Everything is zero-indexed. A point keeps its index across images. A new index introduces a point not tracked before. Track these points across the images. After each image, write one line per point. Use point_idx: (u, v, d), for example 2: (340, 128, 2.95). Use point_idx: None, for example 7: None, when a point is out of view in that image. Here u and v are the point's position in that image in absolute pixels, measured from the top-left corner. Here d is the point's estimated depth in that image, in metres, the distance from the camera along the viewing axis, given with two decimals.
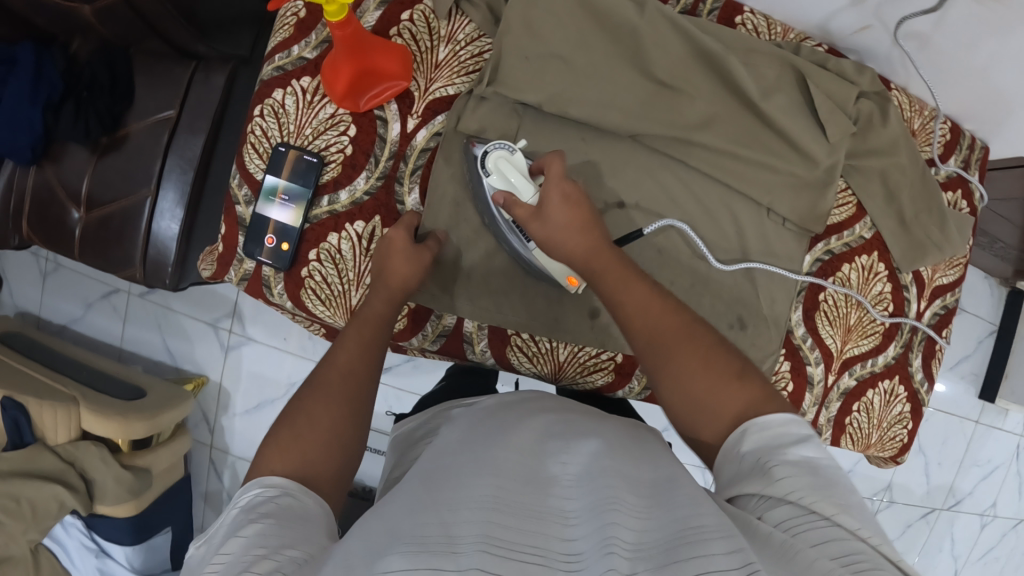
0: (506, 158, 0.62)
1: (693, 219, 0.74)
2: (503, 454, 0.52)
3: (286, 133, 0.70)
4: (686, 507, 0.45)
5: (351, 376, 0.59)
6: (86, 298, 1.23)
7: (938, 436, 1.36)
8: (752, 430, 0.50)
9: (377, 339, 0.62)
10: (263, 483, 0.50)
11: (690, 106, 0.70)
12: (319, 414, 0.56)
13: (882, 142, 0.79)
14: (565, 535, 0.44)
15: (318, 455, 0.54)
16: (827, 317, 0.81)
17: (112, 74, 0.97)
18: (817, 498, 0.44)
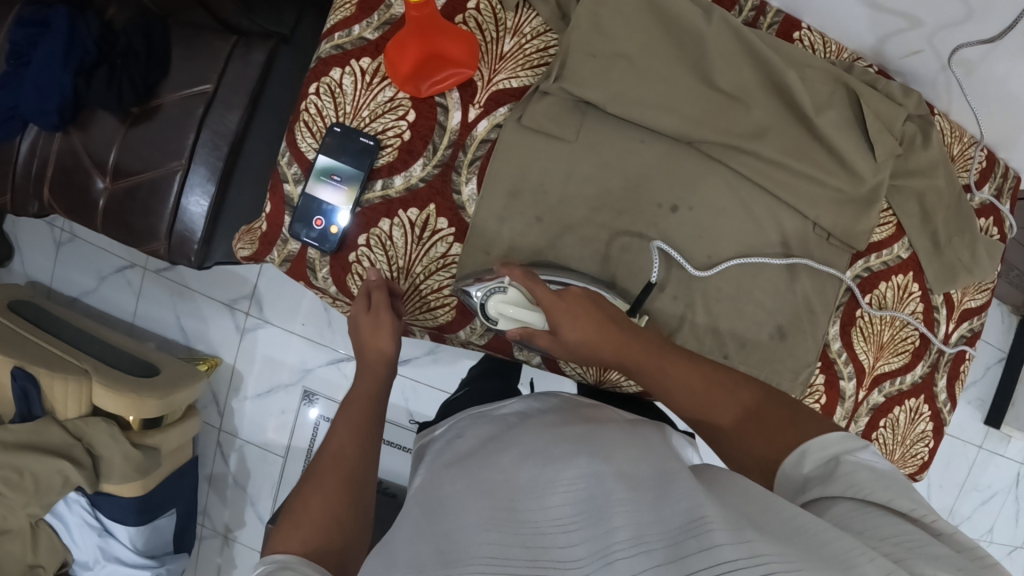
0: (504, 303, 0.62)
1: (741, 228, 0.73)
2: (500, 473, 0.50)
3: (341, 114, 0.69)
4: (687, 501, 0.42)
5: (343, 458, 0.58)
6: (99, 270, 1.20)
7: (941, 459, 1.39)
8: (812, 448, 0.48)
9: (367, 418, 0.62)
10: (266, 560, 0.49)
11: (747, 115, 0.70)
12: (317, 500, 0.54)
13: (925, 165, 0.80)
14: (563, 543, 0.43)
15: (320, 529, 0.52)
16: (861, 333, 0.82)
17: (149, 43, 0.94)
18: (878, 489, 0.43)
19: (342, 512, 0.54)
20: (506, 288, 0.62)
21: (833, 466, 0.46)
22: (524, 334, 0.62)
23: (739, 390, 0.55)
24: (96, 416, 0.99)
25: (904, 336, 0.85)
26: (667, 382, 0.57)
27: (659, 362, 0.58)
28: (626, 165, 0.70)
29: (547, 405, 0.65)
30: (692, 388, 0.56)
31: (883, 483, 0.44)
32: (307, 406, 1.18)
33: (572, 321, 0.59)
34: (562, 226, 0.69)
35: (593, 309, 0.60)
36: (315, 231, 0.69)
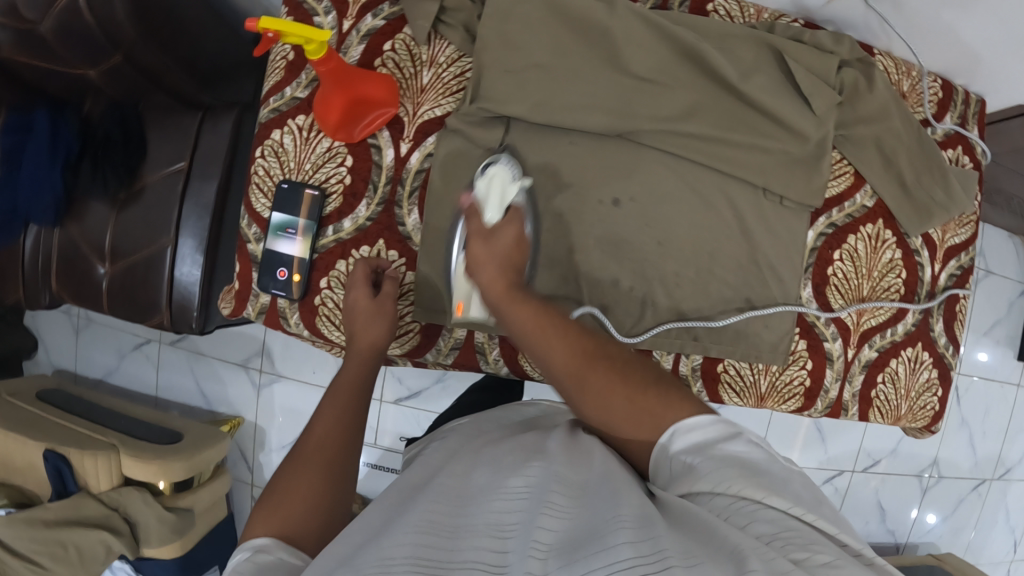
0: (495, 178, 0.65)
1: (691, 208, 0.72)
2: (451, 484, 0.51)
3: (287, 170, 0.74)
4: (609, 507, 0.44)
5: (331, 440, 0.60)
6: (120, 348, 1.26)
7: (980, 406, 1.34)
8: (679, 431, 0.52)
9: (355, 403, 0.64)
10: (246, 545, 0.50)
11: (672, 96, 0.69)
12: (300, 479, 0.56)
13: (872, 109, 0.79)
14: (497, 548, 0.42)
15: (301, 508, 0.54)
16: (838, 290, 0.80)
17: (125, 130, 1.01)
18: (743, 483, 0.47)
19: (322, 499, 0.55)
20: (518, 182, 0.66)
21: (700, 460, 0.49)
22: (468, 211, 0.65)
23: (605, 351, 0.57)
24: (129, 485, 1.06)
25: (887, 286, 0.84)
26: (545, 333, 0.57)
27: (556, 332, 0.57)
28: (560, 169, 0.69)
29: (517, 415, 0.70)
30: (569, 345, 0.57)
31: (749, 478, 0.47)
32: None
33: (491, 270, 0.61)
34: None
35: (517, 267, 0.63)
36: (280, 282, 0.73)
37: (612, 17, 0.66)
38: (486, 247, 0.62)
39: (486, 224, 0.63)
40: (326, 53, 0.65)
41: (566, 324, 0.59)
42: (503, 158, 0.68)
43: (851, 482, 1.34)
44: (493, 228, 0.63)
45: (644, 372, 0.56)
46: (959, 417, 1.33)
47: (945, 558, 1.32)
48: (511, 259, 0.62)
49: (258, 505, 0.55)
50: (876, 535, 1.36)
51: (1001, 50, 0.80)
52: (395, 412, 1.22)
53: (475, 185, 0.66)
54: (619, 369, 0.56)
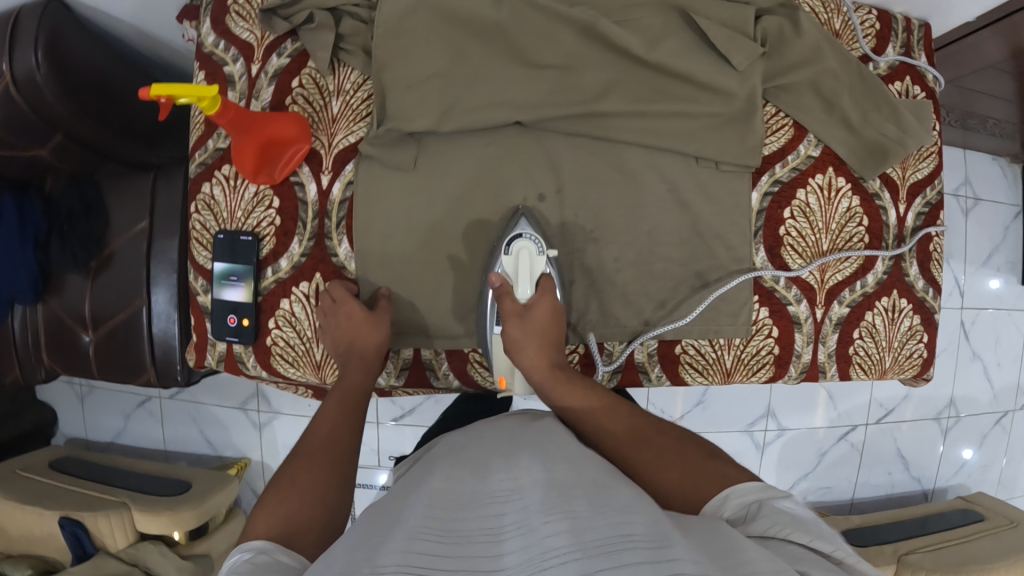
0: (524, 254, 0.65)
1: (619, 190, 0.70)
2: (448, 490, 0.50)
3: (222, 220, 0.75)
4: (616, 514, 0.43)
5: (335, 443, 0.59)
6: (124, 409, 1.30)
7: (991, 336, 1.33)
8: (733, 492, 0.50)
9: (356, 407, 0.64)
10: (244, 545, 0.48)
11: (577, 81, 0.67)
12: (304, 478, 0.55)
13: (803, 52, 0.74)
14: (493, 553, 0.42)
15: (303, 506, 0.53)
16: (794, 249, 0.77)
17: (85, 201, 1.03)
18: (794, 529, 0.44)
19: (328, 494, 0.55)
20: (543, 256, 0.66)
21: (754, 508, 0.48)
22: (499, 289, 0.65)
23: (646, 429, 0.58)
24: (144, 540, 1.10)
25: (850, 236, 0.81)
26: (593, 411, 0.59)
27: (604, 424, 0.58)
28: (480, 175, 0.69)
29: (497, 420, 0.69)
30: (617, 436, 0.58)
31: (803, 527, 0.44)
32: None
33: (535, 352, 0.62)
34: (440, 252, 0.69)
35: (557, 344, 0.64)
36: (232, 328, 0.74)
37: (506, 9, 0.64)
38: (521, 328, 0.62)
39: (519, 303, 0.64)
40: (222, 105, 0.66)
41: (607, 405, 0.60)
42: (523, 223, 0.67)
43: (867, 436, 1.32)
44: (526, 306, 0.64)
45: (687, 443, 0.57)
46: (971, 352, 1.32)
47: (975, 498, 1.30)
48: (548, 334, 0.64)
49: (262, 498, 0.54)
50: (902, 484, 1.35)
51: None
52: (394, 433, 1.23)
53: (502, 265, 0.66)
54: (676, 446, 0.57)
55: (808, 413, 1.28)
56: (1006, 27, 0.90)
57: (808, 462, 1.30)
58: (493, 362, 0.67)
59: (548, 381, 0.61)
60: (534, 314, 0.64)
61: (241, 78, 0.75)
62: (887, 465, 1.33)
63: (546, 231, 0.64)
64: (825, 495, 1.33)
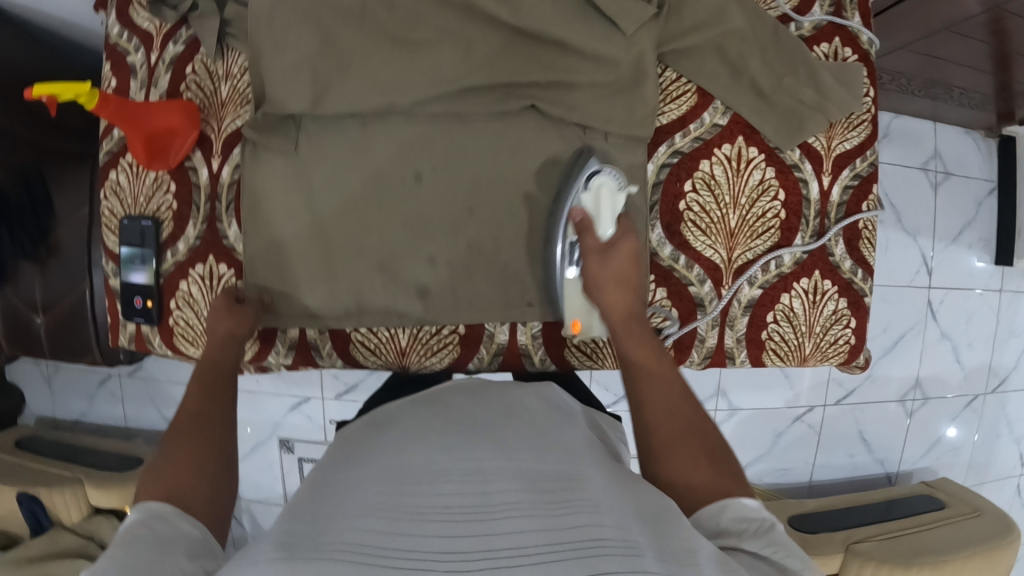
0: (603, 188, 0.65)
1: (501, 170, 0.69)
2: (402, 458, 0.53)
3: (126, 206, 0.76)
4: (578, 513, 0.45)
5: (203, 415, 0.58)
6: (87, 390, 1.35)
7: (963, 314, 1.28)
8: (732, 504, 0.48)
9: (223, 377, 0.63)
10: (139, 511, 0.48)
11: (449, 53, 0.65)
12: (182, 450, 0.54)
13: (704, 15, 0.71)
14: (444, 531, 0.44)
15: (185, 477, 0.52)
16: (696, 226, 0.75)
17: (30, 193, 1.05)
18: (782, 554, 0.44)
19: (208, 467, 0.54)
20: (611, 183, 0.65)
21: (757, 523, 0.46)
22: (580, 226, 0.63)
23: (696, 419, 0.54)
24: (98, 514, 1.14)
25: (762, 212, 0.78)
26: (656, 379, 0.56)
27: (673, 407, 0.54)
28: (361, 154, 0.67)
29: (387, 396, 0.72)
30: (669, 397, 0.55)
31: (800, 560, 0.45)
32: (288, 453, 1.34)
33: (615, 294, 0.61)
34: (321, 231, 0.69)
35: (639, 292, 0.62)
36: (139, 310, 0.77)
37: None
38: (599, 264, 0.61)
39: (602, 239, 0.63)
40: (103, 98, 0.67)
41: (677, 380, 0.57)
42: (590, 161, 0.67)
43: (824, 416, 1.28)
44: (609, 243, 0.63)
45: (733, 462, 0.52)
46: (939, 332, 1.27)
47: (939, 484, 1.25)
48: (629, 277, 0.62)
49: (142, 481, 0.52)
50: (866, 467, 1.31)
51: None
52: (338, 406, 1.30)
53: (580, 200, 0.66)
54: (712, 451, 0.52)
55: (760, 394, 1.25)
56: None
57: (762, 442, 1.27)
58: (567, 305, 0.66)
59: (620, 326, 0.60)
60: (619, 254, 0.62)
61: (141, 68, 0.75)
62: (847, 447, 1.29)
63: (623, 236, 0.63)
64: (782, 478, 1.30)
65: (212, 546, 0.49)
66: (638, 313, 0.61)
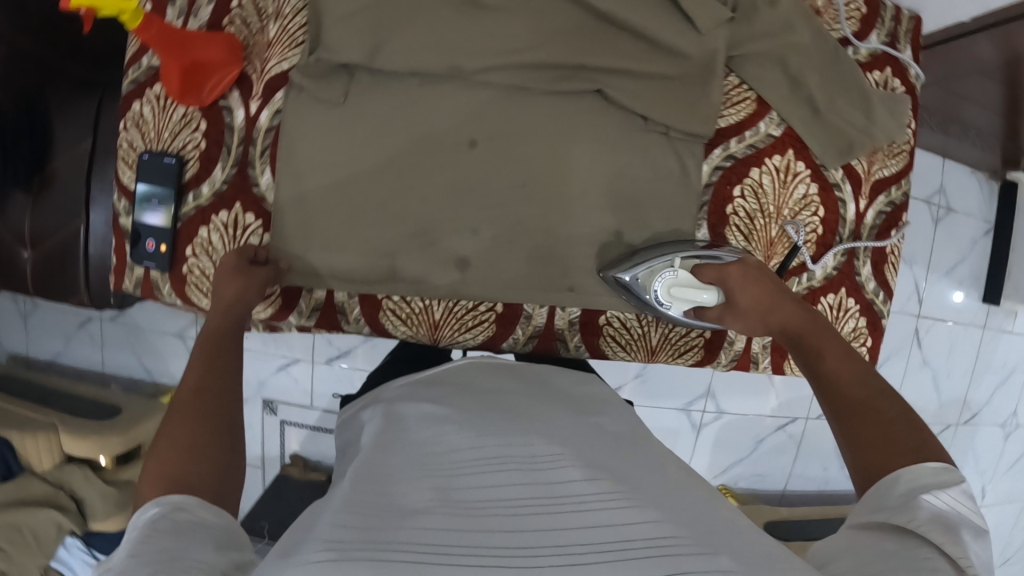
0: (677, 286, 0.64)
1: (557, 152, 0.67)
2: (446, 450, 0.52)
3: (149, 140, 0.72)
4: (640, 505, 0.45)
5: (204, 389, 0.56)
6: (65, 332, 1.28)
7: (944, 346, 1.29)
8: (905, 474, 0.46)
9: (226, 348, 0.61)
10: (157, 504, 0.46)
11: (520, 24, 0.63)
12: (177, 434, 0.51)
13: (772, 23, 0.71)
14: (512, 529, 0.43)
15: (190, 455, 0.50)
16: (740, 231, 0.75)
17: (30, 120, 0.99)
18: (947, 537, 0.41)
19: (215, 446, 0.52)
20: (674, 271, 0.65)
21: (895, 499, 0.45)
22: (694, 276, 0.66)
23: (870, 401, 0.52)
24: (71, 463, 1.09)
25: (801, 225, 0.78)
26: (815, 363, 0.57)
27: (846, 387, 0.54)
28: (414, 114, 0.64)
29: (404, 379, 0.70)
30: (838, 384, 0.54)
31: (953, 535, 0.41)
32: (270, 415, 1.30)
33: (753, 291, 0.63)
34: (362, 190, 0.65)
35: (778, 287, 0.63)
36: (151, 253, 0.73)
37: None
38: (718, 271, 0.65)
39: (722, 301, 0.65)
40: (145, 21, 0.63)
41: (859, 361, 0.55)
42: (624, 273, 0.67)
43: (805, 427, 1.31)
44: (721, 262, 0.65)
45: (911, 430, 0.49)
46: (921, 358, 1.29)
47: None
48: (764, 278, 0.64)
49: (146, 465, 0.50)
50: (838, 482, 1.35)
51: None
52: (328, 372, 1.26)
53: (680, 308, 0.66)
54: (883, 423, 0.50)
55: (748, 399, 1.27)
56: (995, 35, 0.85)
57: (744, 447, 1.30)
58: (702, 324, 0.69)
59: (774, 319, 0.62)
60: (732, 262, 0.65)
61: None
62: (823, 460, 1.33)
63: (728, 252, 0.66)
64: (757, 483, 1.33)
65: (237, 533, 0.47)
66: (789, 298, 0.62)
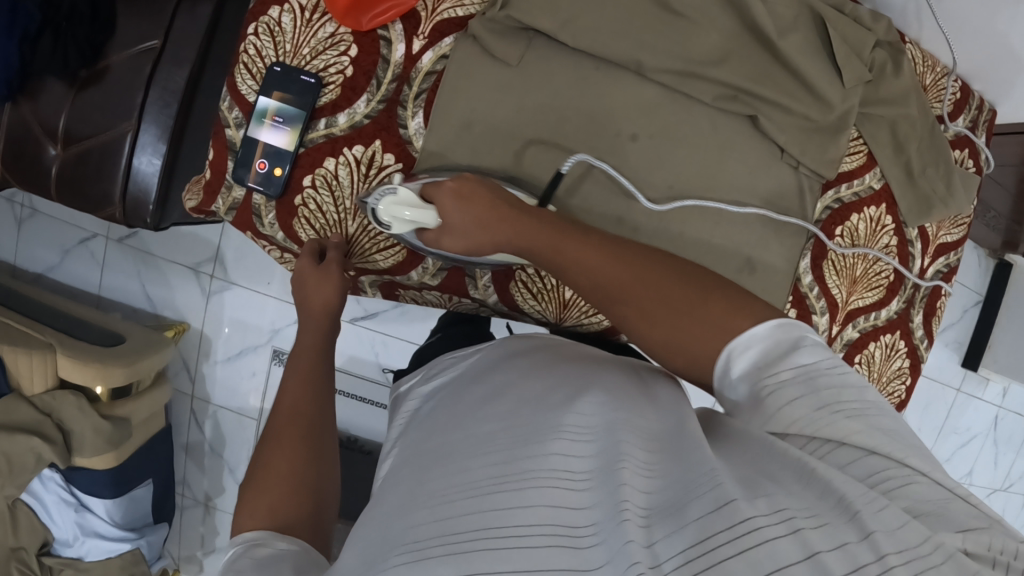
0: (395, 205, 0.57)
1: (703, 162, 0.71)
2: (496, 420, 0.48)
3: (282, 53, 0.67)
4: (702, 459, 0.40)
5: (300, 414, 0.57)
6: (63, 243, 1.15)
7: (920, 400, 1.37)
8: (736, 348, 0.44)
9: (315, 369, 0.62)
10: (238, 541, 0.48)
11: (701, 38, 0.67)
12: (275, 462, 0.53)
13: (895, 92, 0.78)
14: (571, 503, 0.40)
15: (284, 487, 0.52)
16: (835, 266, 0.80)
17: (92, 3, 0.89)
18: (833, 414, 0.41)
19: (301, 471, 0.53)
20: (394, 190, 0.58)
21: (762, 402, 0.43)
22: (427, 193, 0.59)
23: (669, 277, 0.49)
24: (63, 389, 0.97)
25: (880, 270, 0.84)
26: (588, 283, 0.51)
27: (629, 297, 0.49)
28: (584, 95, 0.66)
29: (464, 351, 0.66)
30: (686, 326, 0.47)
31: (835, 410, 0.41)
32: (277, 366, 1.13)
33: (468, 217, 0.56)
34: (520, 156, 0.66)
35: (496, 201, 0.56)
36: (259, 175, 0.67)
37: None
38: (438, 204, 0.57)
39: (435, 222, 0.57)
40: None
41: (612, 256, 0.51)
42: (367, 199, 0.61)
43: None
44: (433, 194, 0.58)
45: (710, 297, 0.47)
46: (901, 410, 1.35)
47: None
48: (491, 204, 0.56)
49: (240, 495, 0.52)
50: None
51: (1004, 65, 0.88)
52: (352, 333, 1.16)
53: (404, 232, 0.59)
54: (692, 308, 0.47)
55: None
56: None
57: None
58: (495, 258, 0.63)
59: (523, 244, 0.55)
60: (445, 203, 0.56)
61: None
62: None
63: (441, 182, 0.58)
64: None
65: (316, 558, 0.47)
66: (524, 211, 0.56)
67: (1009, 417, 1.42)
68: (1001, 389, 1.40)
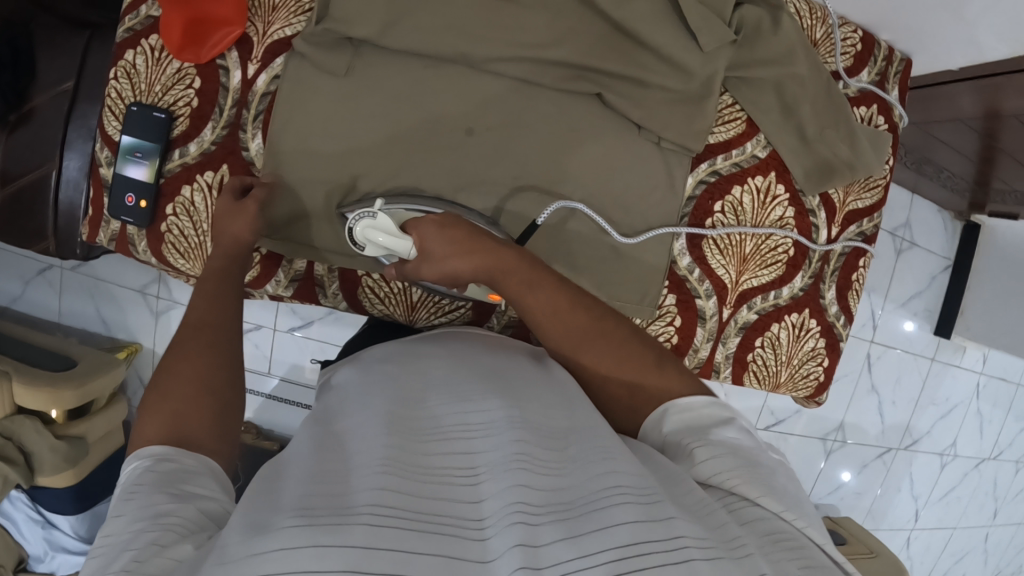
0: (372, 229, 0.62)
1: (555, 148, 0.70)
2: (400, 407, 0.49)
3: (138, 92, 0.70)
4: (599, 465, 0.44)
5: (207, 326, 0.54)
6: (23, 275, 1.23)
7: (892, 374, 1.30)
8: (671, 408, 0.54)
9: (220, 289, 0.59)
10: (139, 454, 0.46)
11: (535, 22, 0.65)
12: (182, 366, 0.50)
13: (777, 51, 0.74)
14: (473, 497, 0.41)
15: (187, 402, 0.49)
16: (716, 245, 0.78)
17: (13, 52, 0.90)
18: (739, 480, 0.47)
19: (208, 379, 0.50)
20: (373, 215, 0.62)
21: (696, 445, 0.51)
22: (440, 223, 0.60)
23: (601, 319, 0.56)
24: (21, 414, 1.03)
25: (774, 245, 0.81)
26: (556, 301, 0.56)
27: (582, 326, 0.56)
28: (420, 98, 0.66)
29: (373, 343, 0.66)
30: (608, 337, 0.56)
31: (746, 474, 0.48)
32: None
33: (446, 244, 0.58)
34: (361, 162, 0.67)
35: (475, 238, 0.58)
36: (129, 208, 0.70)
37: None
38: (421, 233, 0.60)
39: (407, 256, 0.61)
40: None
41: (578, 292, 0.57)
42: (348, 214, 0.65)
43: None
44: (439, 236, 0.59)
45: (646, 351, 0.56)
46: (870, 384, 1.29)
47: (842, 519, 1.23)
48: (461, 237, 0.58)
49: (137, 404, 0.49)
50: None
51: (907, 14, 0.83)
52: (290, 342, 1.20)
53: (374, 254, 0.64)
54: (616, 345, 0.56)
55: None
56: (971, 90, 0.91)
57: None
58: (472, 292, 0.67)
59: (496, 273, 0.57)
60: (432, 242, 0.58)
61: None
62: None
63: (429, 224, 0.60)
64: None
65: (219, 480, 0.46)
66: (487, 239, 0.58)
67: (991, 382, 1.38)
68: (980, 355, 1.36)
